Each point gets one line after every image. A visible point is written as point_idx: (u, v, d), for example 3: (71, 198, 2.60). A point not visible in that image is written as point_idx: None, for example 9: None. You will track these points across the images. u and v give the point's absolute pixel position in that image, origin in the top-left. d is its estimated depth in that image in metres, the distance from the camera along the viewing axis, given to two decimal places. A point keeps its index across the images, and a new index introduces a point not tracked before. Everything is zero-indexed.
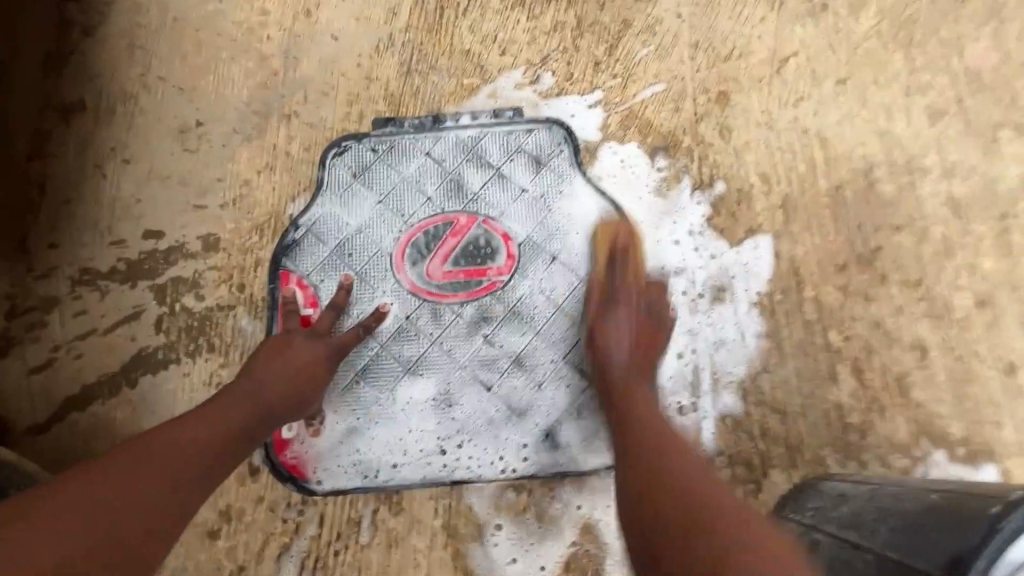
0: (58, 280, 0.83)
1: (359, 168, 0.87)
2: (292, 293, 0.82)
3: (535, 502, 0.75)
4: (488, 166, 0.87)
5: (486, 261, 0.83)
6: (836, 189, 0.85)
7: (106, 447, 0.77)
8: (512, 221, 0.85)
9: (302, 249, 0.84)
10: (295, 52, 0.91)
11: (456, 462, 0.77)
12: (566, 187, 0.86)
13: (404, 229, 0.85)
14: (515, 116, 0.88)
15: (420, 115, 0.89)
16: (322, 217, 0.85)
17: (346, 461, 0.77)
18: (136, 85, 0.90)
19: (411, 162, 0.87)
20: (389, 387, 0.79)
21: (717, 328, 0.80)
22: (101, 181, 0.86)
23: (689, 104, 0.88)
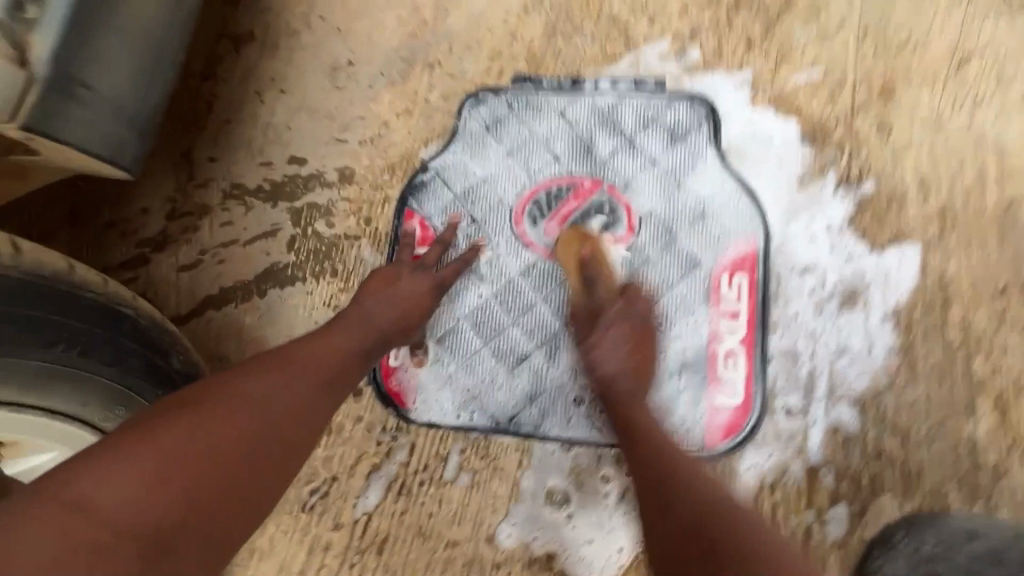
0: (212, 191, 0.91)
1: (489, 120, 0.89)
2: (413, 232, 0.86)
3: (620, 478, 0.75)
4: (618, 133, 0.86)
5: (604, 228, 0.83)
6: (1006, 205, 0.76)
7: (234, 346, 0.85)
8: (634, 187, 0.84)
9: (427, 192, 0.87)
10: (446, 3, 0.93)
11: (549, 416, 0.78)
12: (696, 162, 0.83)
13: (526, 184, 0.86)
14: (651, 84, 0.86)
15: (554, 74, 0.89)
16: (450, 163, 0.88)
17: (443, 398, 0.80)
18: (300, 22, 0.96)
19: (540, 119, 0.88)
20: (491, 334, 0.81)
21: (843, 335, 0.75)
22: (259, 107, 0.94)
23: (847, 94, 0.82)
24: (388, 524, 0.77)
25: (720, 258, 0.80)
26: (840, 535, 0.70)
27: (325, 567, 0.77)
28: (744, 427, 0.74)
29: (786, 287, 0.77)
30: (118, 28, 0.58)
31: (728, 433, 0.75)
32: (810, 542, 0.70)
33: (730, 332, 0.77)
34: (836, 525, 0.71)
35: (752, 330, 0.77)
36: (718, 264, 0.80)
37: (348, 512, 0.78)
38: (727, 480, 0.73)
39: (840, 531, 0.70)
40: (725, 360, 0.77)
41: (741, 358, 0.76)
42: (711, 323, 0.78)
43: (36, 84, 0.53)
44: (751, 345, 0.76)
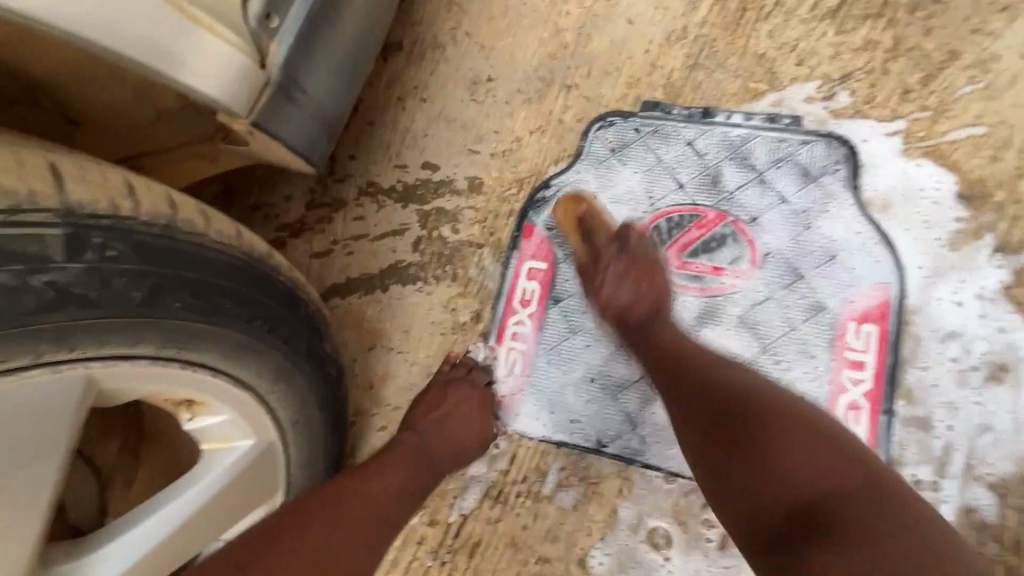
0: (349, 186, 0.97)
1: (615, 143, 0.90)
2: (531, 244, 0.89)
3: (722, 525, 0.73)
4: (748, 168, 0.85)
5: (726, 261, 0.82)
6: None
7: (353, 334, 0.90)
8: (761, 222, 0.82)
9: (548, 207, 0.90)
10: (588, 29, 0.95)
11: (652, 443, 0.77)
12: (832, 206, 0.80)
13: (647, 209, 0.87)
14: (786, 120, 0.85)
15: (686, 103, 0.89)
16: (572, 181, 0.90)
17: (545, 412, 0.81)
18: (446, 36, 1.01)
19: (668, 146, 0.88)
20: (599, 353, 0.82)
21: (986, 410, 0.70)
22: (400, 112, 0.99)
23: (1012, 155, 0.77)
24: (483, 529, 0.78)
25: (848, 305, 0.77)
26: None
27: (417, 561, 0.79)
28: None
29: (923, 348, 0.73)
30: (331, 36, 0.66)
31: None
32: None
33: (855, 383, 0.74)
34: None
35: (878, 387, 0.73)
36: (846, 311, 0.76)
37: (444, 511, 0.80)
38: None
39: None
40: (848, 412, 0.74)
41: (864, 413, 0.73)
42: (833, 372, 0.75)
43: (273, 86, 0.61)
44: (876, 402, 0.73)
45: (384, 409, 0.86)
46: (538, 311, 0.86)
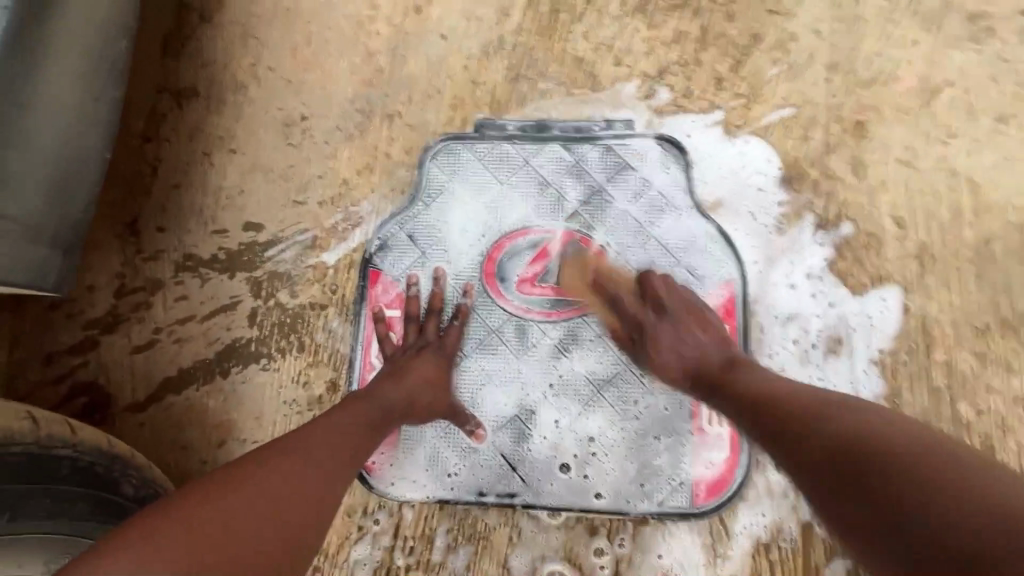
0: (163, 263, 0.85)
1: (453, 168, 0.84)
2: (379, 292, 0.81)
3: (612, 552, 0.72)
4: (589, 179, 0.82)
5: (580, 280, 0.79)
6: (983, 241, 0.75)
7: (198, 433, 0.80)
8: (608, 234, 0.80)
9: (391, 248, 0.82)
10: (402, 50, 0.88)
11: (533, 484, 0.74)
12: (673, 208, 0.80)
13: (497, 235, 0.82)
14: (619, 123, 0.83)
15: (518, 117, 0.85)
16: (414, 216, 0.83)
17: (421, 472, 0.76)
18: (247, 75, 0.90)
19: (506, 165, 0.84)
20: (469, 399, 0.77)
21: (831, 384, 0.74)
22: (209, 168, 0.88)
23: (820, 132, 0.80)
24: None
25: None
26: None
27: None
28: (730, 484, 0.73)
29: (771, 337, 0.75)
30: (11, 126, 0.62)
31: (714, 490, 0.73)
32: None
33: None
34: None
35: None
36: None
37: None
38: (723, 544, 0.71)
39: None
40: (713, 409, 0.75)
41: None
42: None
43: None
44: None
45: None
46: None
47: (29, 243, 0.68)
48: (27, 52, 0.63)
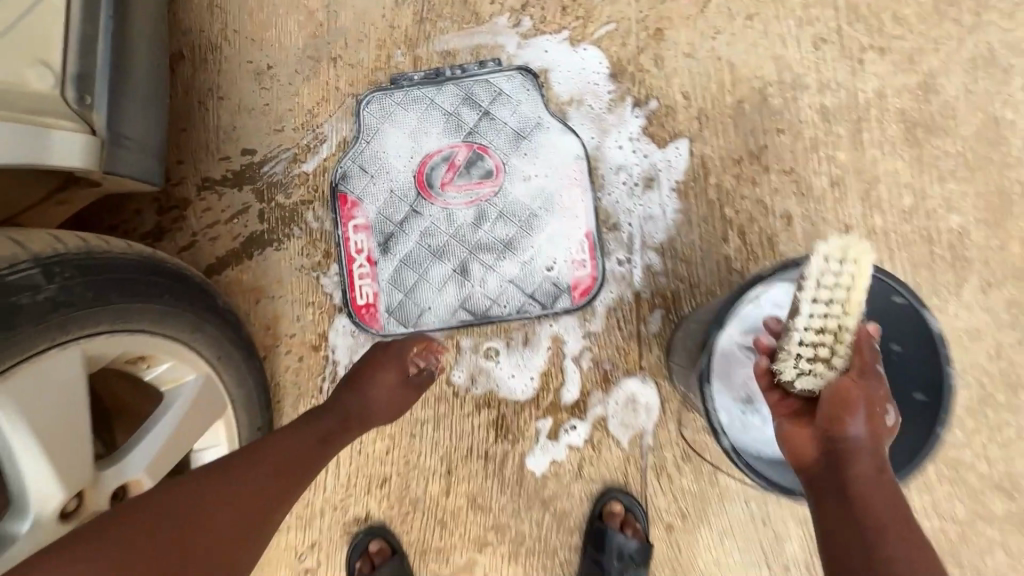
0: (187, 186, 1.19)
1: (380, 112, 1.18)
2: (348, 207, 1.17)
3: (521, 334, 1.16)
4: (477, 106, 1.17)
5: (482, 177, 1.17)
6: (738, 102, 1.16)
7: (238, 296, 1.17)
8: (497, 145, 1.17)
9: (351, 177, 1.18)
10: (334, 7, 1.20)
11: (480, 317, 1.16)
12: (537, 118, 1.17)
13: (418, 157, 1.17)
14: (490, 63, 1.18)
15: (421, 69, 1.18)
16: (361, 151, 1.18)
17: (400, 316, 1.16)
18: (219, 38, 1.20)
19: (418, 105, 1.18)
20: (424, 268, 1.16)
21: (647, 206, 1.16)
22: (206, 112, 1.20)
23: (633, 39, 1.17)
24: None
25: (562, 187, 1.16)
26: (658, 329, 1.15)
27: None
28: (594, 287, 1.15)
29: (609, 182, 1.16)
30: (125, 68, 0.83)
31: (585, 293, 1.15)
32: (641, 337, 1.15)
33: (575, 232, 1.16)
34: (655, 323, 1.15)
35: (587, 227, 1.16)
36: (559, 184, 1.16)
37: None
38: (588, 313, 1.15)
39: (657, 326, 1.15)
40: (579, 243, 1.16)
41: (585, 246, 1.15)
42: (564, 230, 1.16)
43: (106, 142, 0.81)
44: (590, 239, 1.15)
45: (284, 341, 1.17)
46: (370, 256, 1.17)
47: (143, 153, 0.87)
48: (125, 18, 0.83)
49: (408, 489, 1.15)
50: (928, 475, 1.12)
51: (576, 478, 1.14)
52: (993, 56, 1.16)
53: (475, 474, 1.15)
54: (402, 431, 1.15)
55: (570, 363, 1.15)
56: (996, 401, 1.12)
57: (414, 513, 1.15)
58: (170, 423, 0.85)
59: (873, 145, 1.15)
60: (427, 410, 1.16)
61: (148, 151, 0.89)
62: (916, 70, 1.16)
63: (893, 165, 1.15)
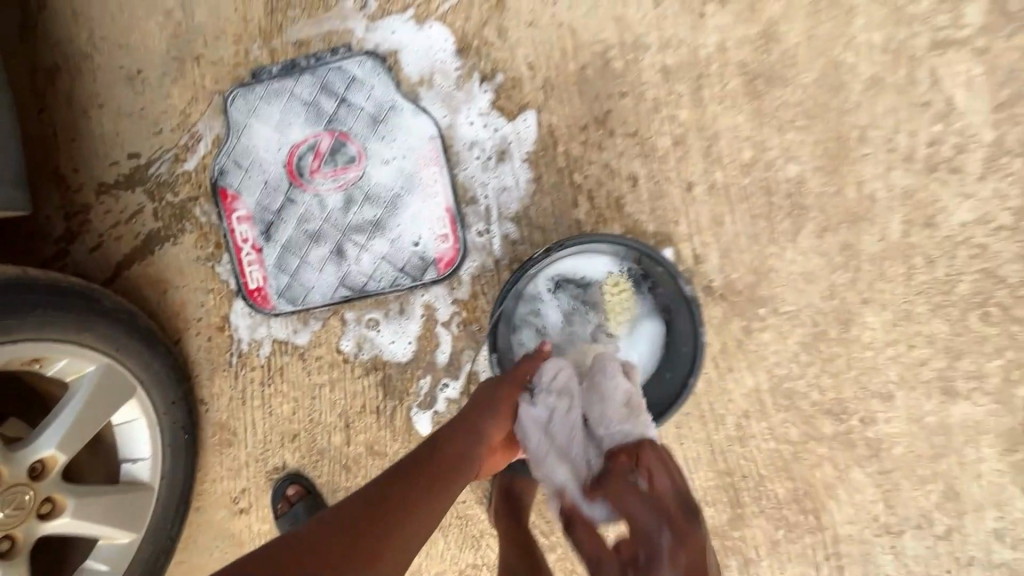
0: (86, 191, 1.30)
1: (245, 108, 1.25)
2: (228, 201, 1.28)
3: (398, 305, 1.29)
4: (334, 94, 1.24)
5: (346, 163, 1.25)
6: (581, 69, 1.20)
7: (147, 288, 1.32)
8: (356, 131, 1.24)
9: (228, 173, 1.27)
10: (189, 5, 1.24)
11: (358, 292, 1.28)
12: (391, 101, 1.23)
13: (285, 148, 1.26)
14: (342, 49, 1.23)
15: (278, 61, 1.24)
16: (233, 147, 1.27)
17: (288, 296, 1.30)
18: (89, 47, 1.27)
19: (279, 97, 1.24)
20: (304, 252, 1.29)
21: (501, 178, 1.23)
22: (90, 120, 1.29)
23: (476, 12, 1.20)
24: (281, 357, 1.32)
25: (420, 166, 1.24)
26: None
27: (256, 390, 1.34)
28: (457, 259, 1.26)
29: (465, 158, 1.23)
30: None
31: (449, 264, 1.26)
32: None
33: (436, 208, 1.25)
34: None
35: (447, 202, 1.24)
36: (418, 163, 1.24)
37: (256, 359, 1.33)
38: (454, 282, 1.27)
39: None
40: (440, 218, 1.25)
41: (446, 221, 1.25)
42: (427, 207, 1.25)
43: None
44: (450, 214, 1.25)
45: (193, 325, 1.32)
46: (255, 244, 1.29)
47: (12, 184, 0.99)
48: None
49: (315, 442, 1.34)
50: (765, 404, 1.25)
51: None
52: None
53: (369, 426, 1.33)
54: (304, 394, 1.33)
55: (442, 327, 1.28)
56: (828, 336, 1.23)
57: (322, 461, 1.35)
58: (77, 404, 1.03)
59: (714, 101, 1.19)
60: (324, 376, 1.32)
61: (16, 181, 1.00)
62: (757, 19, 1.17)
63: (734, 120, 1.19)
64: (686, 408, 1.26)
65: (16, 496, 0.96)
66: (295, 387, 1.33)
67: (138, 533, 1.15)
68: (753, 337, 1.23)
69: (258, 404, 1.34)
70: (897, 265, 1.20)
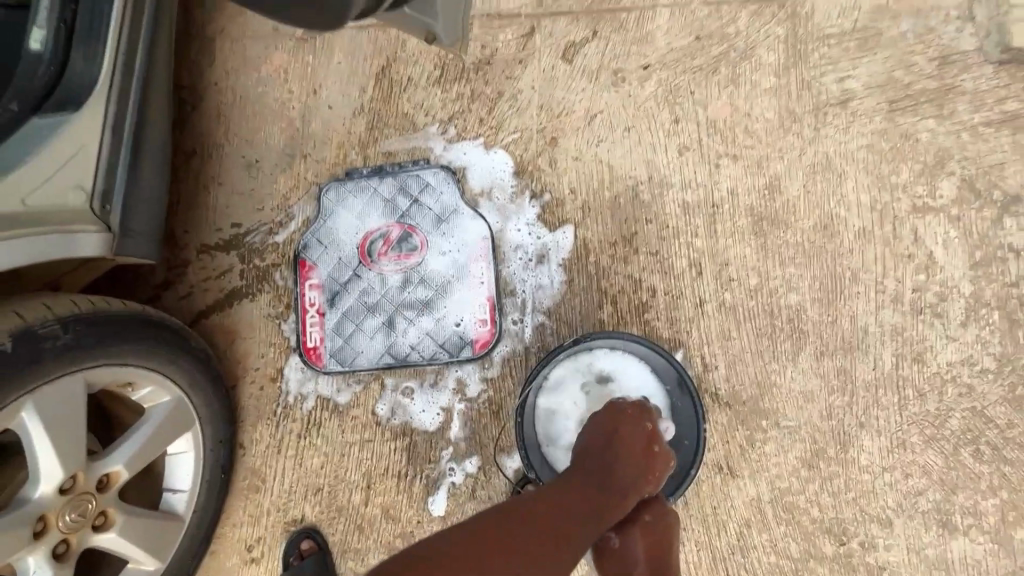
0: (189, 249, 1.55)
1: (335, 197, 1.52)
2: (305, 270, 1.51)
3: (433, 376, 1.44)
4: (409, 194, 1.50)
5: (409, 250, 1.48)
6: (614, 197, 1.44)
7: (219, 336, 1.51)
8: (422, 225, 1.49)
9: (310, 247, 1.51)
10: (307, 117, 1.57)
11: (400, 361, 1.45)
12: (455, 205, 1.48)
13: (361, 232, 1.51)
14: (422, 161, 1.51)
15: (369, 165, 1.53)
16: (319, 227, 1.52)
17: (338, 357, 1.47)
18: (222, 139, 1.59)
19: (364, 192, 1.52)
20: (360, 320, 1.48)
21: (538, 277, 1.44)
22: (208, 194, 1.57)
23: (533, 145, 1.48)
24: (321, 413, 1.46)
25: (471, 260, 1.46)
26: None
27: (292, 440, 1.46)
28: (492, 342, 1.42)
29: (510, 257, 1.45)
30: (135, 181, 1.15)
31: (484, 346, 1.43)
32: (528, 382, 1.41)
33: (480, 296, 1.45)
34: None
35: (489, 293, 1.44)
36: (469, 257, 1.46)
37: (299, 412, 1.47)
38: (486, 361, 1.43)
39: None
40: (482, 305, 1.44)
41: (487, 308, 1.44)
42: (472, 294, 1.45)
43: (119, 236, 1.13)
44: (491, 302, 1.44)
45: (251, 373, 1.49)
46: (320, 309, 1.49)
47: (149, 240, 1.21)
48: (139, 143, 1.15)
49: (336, 498, 1.43)
50: (765, 514, 1.31)
51: (470, 497, 1.40)
52: (830, 162, 1.40)
53: (389, 488, 1.42)
54: (334, 449, 1.45)
55: (470, 402, 1.42)
56: (826, 454, 1.31)
57: (339, 518, 1.42)
58: (150, 429, 1.17)
59: (725, 234, 1.40)
60: (356, 434, 1.44)
61: (151, 237, 1.22)
62: (763, 173, 1.41)
63: (742, 251, 1.39)
64: (689, 509, 1.32)
65: (81, 505, 1.06)
66: (328, 442, 1.45)
67: (163, 561, 1.24)
68: (755, 446, 1.33)
69: (291, 454, 1.46)
70: (889, 394, 1.32)
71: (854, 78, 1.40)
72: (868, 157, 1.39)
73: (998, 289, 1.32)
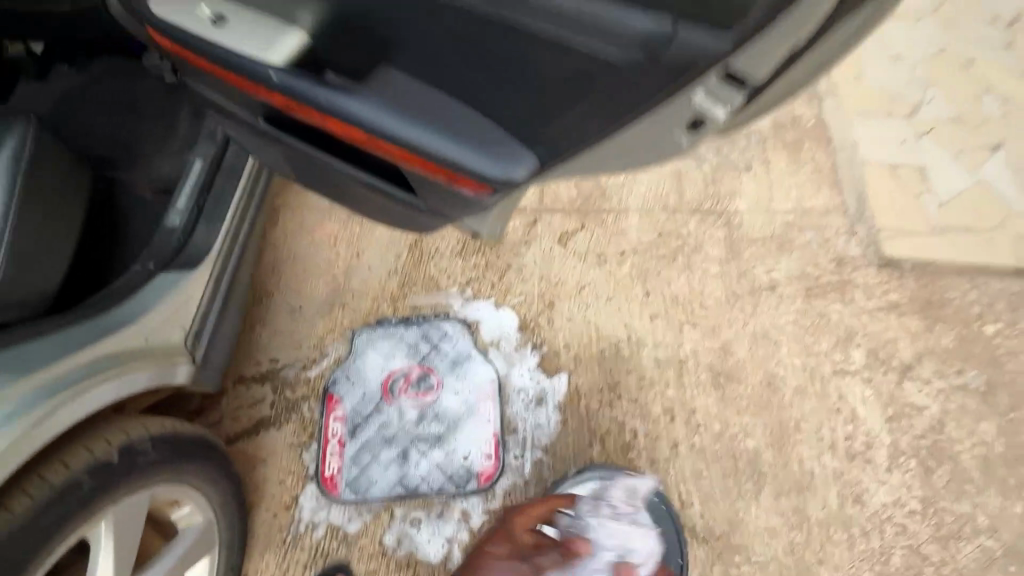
0: (227, 379, 1.75)
1: (365, 340, 1.80)
2: (331, 402, 1.71)
3: (440, 505, 1.58)
4: (430, 340, 1.79)
5: (426, 388, 1.72)
6: (600, 351, 1.76)
7: (242, 461, 1.64)
8: (439, 367, 1.75)
9: (338, 382, 1.74)
10: (348, 274, 1.90)
11: (410, 491, 1.59)
12: (468, 351, 1.77)
13: (385, 371, 1.75)
14: (442, 314, 1.83)
15: (397, 315, 1.84)
16: (348, 365, 1.76)
17: (353, 485, 1.60)
18: (271, 287, 1.88)
19: (391, 337, 1.80)
20: (377, 451, 1.65)
21: (537, 417, 1.68)
22: (251, 332, 1.82)
23: (534, 307, 1.83)
24: (332, 540, 1.56)
25: (480, 399, 1.70)
26: None
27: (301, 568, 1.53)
28: (495, 475, 1.60)
29: (513, 398, 1.70)
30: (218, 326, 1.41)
31: (488, 477, 1.60)
32: None
33: (486, 432, 1.66)
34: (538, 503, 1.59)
35: (494, 429, 1.66)
36: (478, 397, 1.71)
37: (311, 539, 1.56)
38: (489, 492, 1.59)
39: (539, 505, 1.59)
40: (487, 440, 1.65)
41: (492, 443, 1.64)
42: (478, 430, 1.66)
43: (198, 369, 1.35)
44: (495, 437, 1.65)
45: (268, 498, 1.60)
46: (341, 438, 1.66)
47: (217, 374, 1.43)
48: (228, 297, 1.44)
49: None
50: None
51: None
52: (768, 332, 1.78)
53: None
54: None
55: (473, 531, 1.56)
56: None
57: None
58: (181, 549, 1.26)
59: (691, 386, 1.71)
60: (364, 563, 1.53)
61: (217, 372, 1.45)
62: (717, 337, 1.78)
63: (705, 400, 1.69)
64: None
65: None
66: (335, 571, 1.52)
67: None
68: None
69: None
70: (839, 531, 1.54)
71: (777, 272, 1.86)
72: (795, 329, 1.78)
73: (911, 441, 1.64)
